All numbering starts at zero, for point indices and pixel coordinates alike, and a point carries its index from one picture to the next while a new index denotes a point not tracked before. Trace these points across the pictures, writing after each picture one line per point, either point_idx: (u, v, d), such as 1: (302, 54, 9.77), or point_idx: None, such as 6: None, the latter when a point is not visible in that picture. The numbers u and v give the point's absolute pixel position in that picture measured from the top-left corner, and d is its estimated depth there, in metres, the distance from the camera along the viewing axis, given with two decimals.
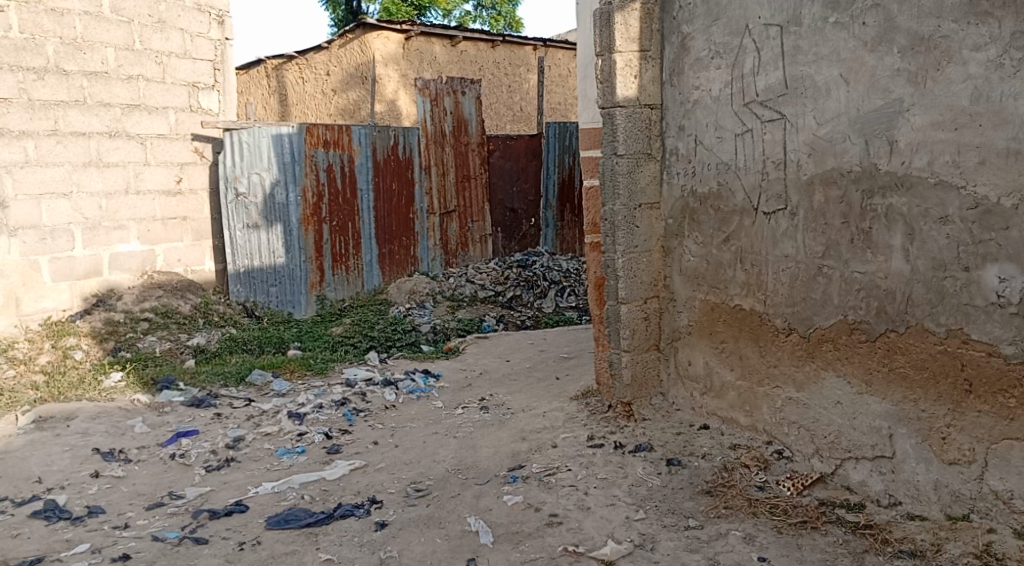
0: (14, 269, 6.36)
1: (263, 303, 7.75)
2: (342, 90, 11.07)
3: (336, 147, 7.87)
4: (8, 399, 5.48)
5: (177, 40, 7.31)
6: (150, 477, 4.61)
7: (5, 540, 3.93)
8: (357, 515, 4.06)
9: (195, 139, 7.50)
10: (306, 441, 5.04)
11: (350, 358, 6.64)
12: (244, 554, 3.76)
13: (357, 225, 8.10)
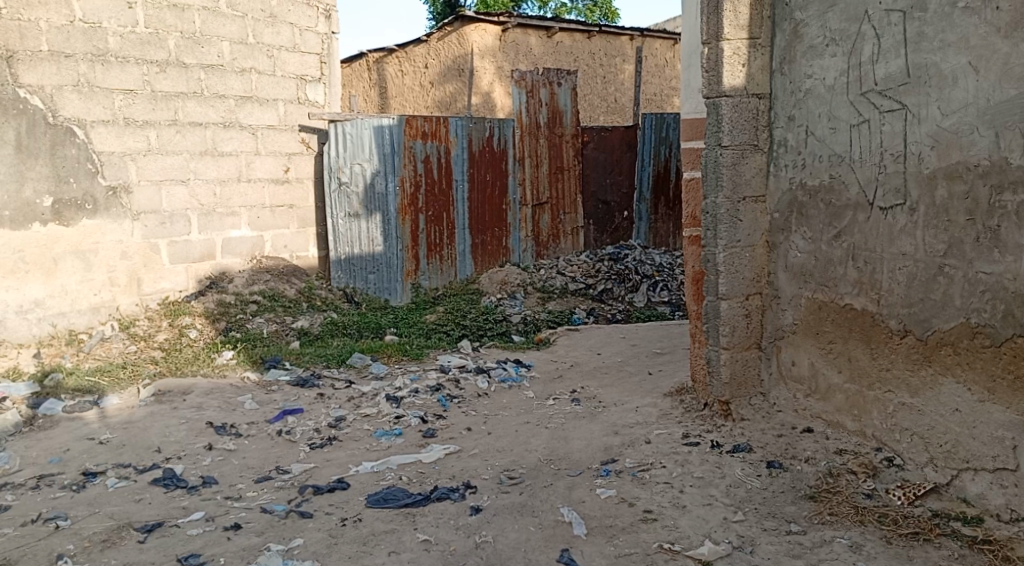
0: (137, 250, 6.68)
1: (361, 290, 7.92)
2: (439, 82, 11.20)
3: (434, 138, 7.95)
4: (130, 372, 5.78)
5: (287, 33, 7.48)
6: (259, 451, 4.79)
7: (128, 503, 4.14)
8: (452, 498, 4.11)
9: (303, 130, 7.72)
10: (403, 424, 5.13)
11: (443, 345, 6.71)
12: (346, 530, 3.86)
13: (452, 215, 8.18)
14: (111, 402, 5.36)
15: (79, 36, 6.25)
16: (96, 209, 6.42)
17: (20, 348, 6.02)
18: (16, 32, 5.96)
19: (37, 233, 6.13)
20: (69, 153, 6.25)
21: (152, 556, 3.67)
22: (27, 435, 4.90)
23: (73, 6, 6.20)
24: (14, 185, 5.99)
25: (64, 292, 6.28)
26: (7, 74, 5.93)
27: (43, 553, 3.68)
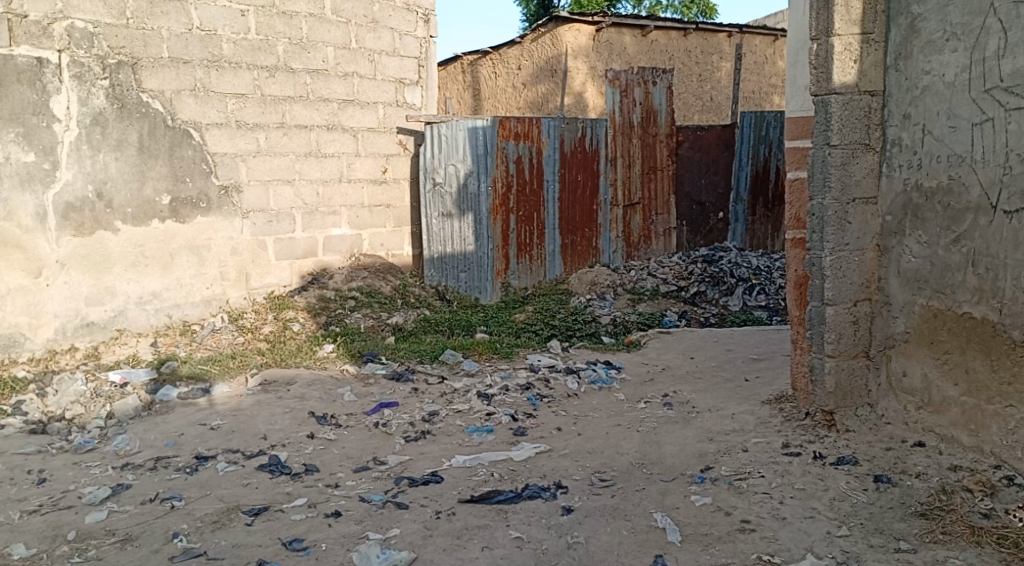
0: (245, 246, 6.92)
1: (453, 288, 8.06)
2: (532, 83, 11.23)
3: (527, 139, 7.98)
4: (238, 363, 6.00)
5: (388, 38, 7.62)
6: (357, 442, 4.91)
7: (237, 487, 4.31)
8: (544, 497, 4.13)
9: (400, 132, 7.86)
10: (494, 422, 5.16)
11: (533, 345, 6.74)
12: (440, 523, 3.92)
13: (543, 215, 8.19)
14: (221, 390, 5.58)
15: (196, 43, 6.48)
16: (209, 207, 6.68)
17: (138, 337, 6.32)
18: (141, 40, 6.23)
19: (156, 230, 6.43)
20: (186, 154, 6.51)
21: (259, 538, 3.81)
22: (146, 418, 5.15)
23: (192, 15, 6.45)
24: (136, 184, 6.29)
25: (179, 285, 6.57)
26: (132, 80, 6.22)
27: (160, 531, 3.86)
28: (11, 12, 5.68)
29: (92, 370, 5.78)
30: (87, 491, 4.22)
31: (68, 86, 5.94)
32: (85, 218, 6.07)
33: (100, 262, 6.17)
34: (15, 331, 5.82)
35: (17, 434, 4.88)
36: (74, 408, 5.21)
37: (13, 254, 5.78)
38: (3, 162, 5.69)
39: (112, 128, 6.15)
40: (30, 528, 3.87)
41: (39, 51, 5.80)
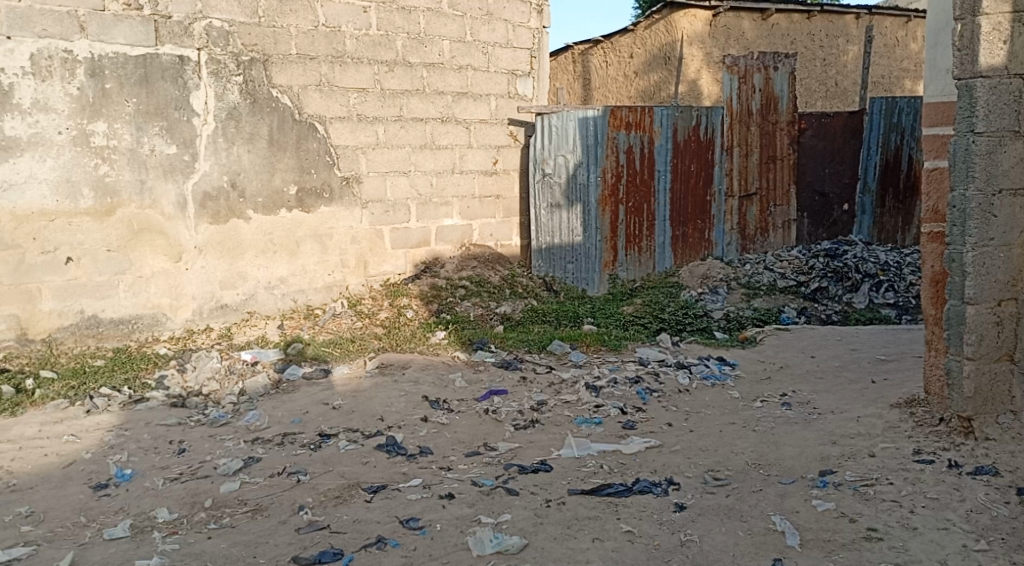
0: (364, 235, 7.15)
1: (560, 278, 8.07)
2: (645, 72, 11.14)
3: (638, 129, 7.96)
4: (357, 346, 6.25)
5: (502, 30, 7.69)
6: (469, 427, 5.03)
7: (357, 465, 4.50)
8: (655, 492, 4.16)
9: (511, 123, 7.92)
10: (602, 414, 5.19)
11: (642, 338, 6.73)
12: (551, 511, 3.99)
13: (653, 206, 8.15)
14: (341, 372, 5.83)
15: (322, 39, 6.72)
16: (332, 197, 6.94)
17: (267, 319, 6.66)
18: (272, 38, 6.50)
19: (284, 219, 6.74)
20: (311, 147, 6.78)
21: (377, 515, 3.96)
22: (274, 396, 5.43)
23: (318, 12, 6.68)
24: (266, 175, 6.60)
25: (304, 271, 6.87)
26: (263, 76, 6.50)
27: (287, 503, 4.08)
28: (157, 14, 6.03)
29: (226, 349, 6.13)
30: (222, 462, 4.49)
31: (206, 83, 6.26)
32: (220, 207, 6.41)
33: (234, 248, 6.52)
34: (158, 312, 6.22)
35: (160, 406, 5.23)
36: (210, 384, 5.55)
37: (156, 240, 6.17)
38: (149, 155, 6.07)
39: (245, 123, 6.46)
40: (171, 494, 4.15)
41: (181, 50, 6.14)
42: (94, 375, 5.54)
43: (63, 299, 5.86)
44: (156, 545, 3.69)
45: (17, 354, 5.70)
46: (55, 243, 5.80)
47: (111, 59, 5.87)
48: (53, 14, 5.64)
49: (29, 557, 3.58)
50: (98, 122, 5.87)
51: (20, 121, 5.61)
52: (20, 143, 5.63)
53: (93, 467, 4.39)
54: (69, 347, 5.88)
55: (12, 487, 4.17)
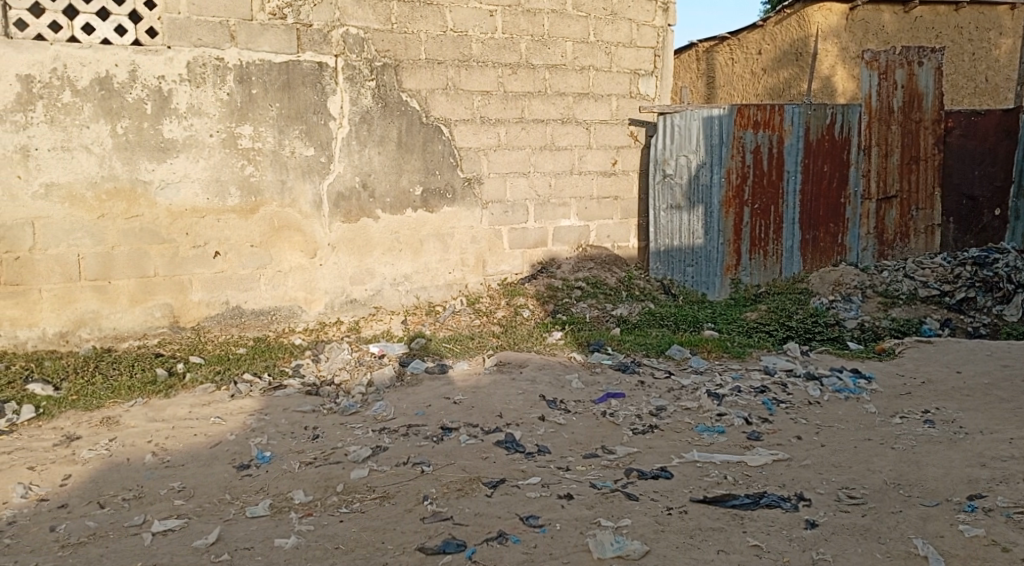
0: (484, 235, 7.24)
1: (679, 282, 7.97)
2: (774, 69, 10.94)
3: (767, 128, 7.85)
4: (476, 344, 6.41)
5: (626, 29, 7.55)
6: (586, 429, 5.07)
7: (477, 459, 4.61)
8: (785, 507, 4.12)
9: (632, 123, 7.77)
10: (726, 423, 5.17)
11: (767, 346, 6.61)
12: (672, 519, 4.01)
13: (780, 209, 8.01)
14: (461, 369, 5.99)
15: (449, 44, 6.85)
16: (455, 198, 7.06)
17: (392, 314, 6.90)
18: (403, 44, 6.68)
19: (410, 218, 6.92)
20: (437, 148, 6.92)
21: (498, 510, 4.07)
22: (399, 389, 5.65)
23: (447, 17, 6.82)
24: (394, 175, 6.79)
25: (427, 269, 7.04)
26: (394, 81, 6.69)
27: (412, 492, 4.23)
28: (299, 22, 6.32)
29: (355, 343, 6.43)
30: (351, 450, 4.70)
31: (342, 88, 6.51)
32: (353, 206, 6.67)
33: (363, 246, 6.76)
34: (294, 305, 6.56)
35: (296, 394, 5.53)
36: (341, 374, 5.85)
37: (295, 237, 6.50)
38: (290, 156, 6.40)
39: (377, 126, 6.67)
40: (306, 477, 4.38)
41: (321, 57, 6.42)
42: (237, 362, 5.91)
43: (211, 289, 6.27)
44: (293, 526, 3.92)
45: (170, 340, 6.13)
46: (205, 238, 6.21)
47: (257, 66, 6.21)
48: (208, 24, 6.03)
49: (181, 529, 3.87)
50: (245, 125, 6.23)
51: (177, 124, 6.02)
52: (177, 145, 6.04)
53: (236, 448, 4.70)
54: (215, 335, 6.28)
55: (167, 463, 4.50)
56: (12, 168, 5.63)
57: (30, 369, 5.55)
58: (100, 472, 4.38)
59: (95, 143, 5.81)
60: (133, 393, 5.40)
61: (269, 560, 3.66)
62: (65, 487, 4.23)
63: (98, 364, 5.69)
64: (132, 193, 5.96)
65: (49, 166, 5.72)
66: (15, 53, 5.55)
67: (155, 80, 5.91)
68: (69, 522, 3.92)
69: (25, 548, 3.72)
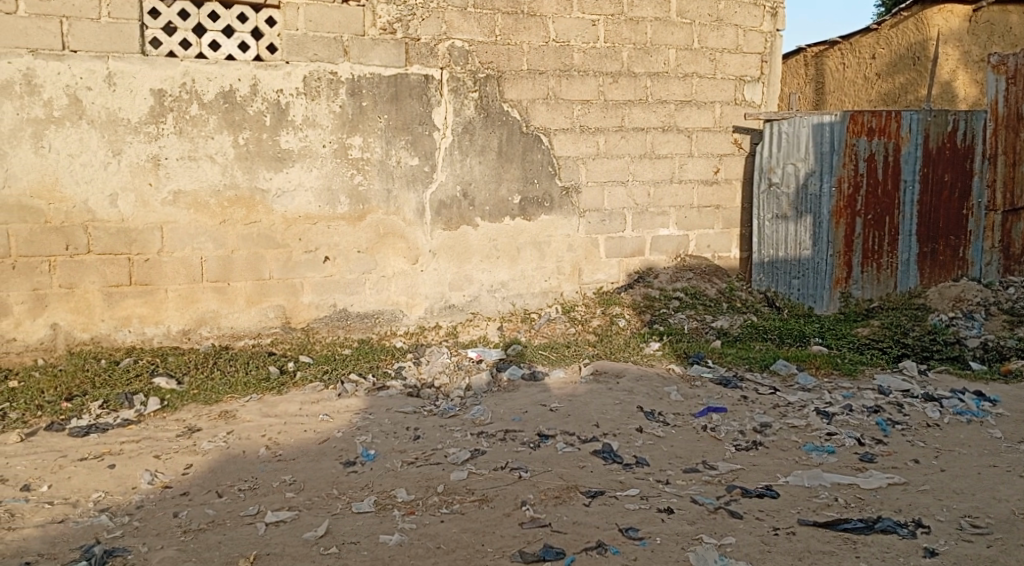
0: (581, 243, 7.29)
1: (783, 295, 7.78)
2: (890, 73, 10.69)
3: (882, 135, 7.66)
4: (572, 352, 6.50)
5: (731, 35, 7.49)
6: (687, 442, 5.10)
7: (575, 468, 4.70)
8: (901, 534, 4.06)
9: (736, 130, 7.67)
10: (836, 443, 5.10)
11: (880, 364, 6.47)
12: (780, 540, 4.01)
13: (896, 220, 7.80)
14: (557, 376, 6.10)
15: (551, 54, 6.96)
16: (552, 207, 7.15)
17: (488, 321, 7.04)
18: (506, 55, 6.83)
19: (508, 226, 7.05)
20: (536, 157, 7.03)
21: (597, 520, 4.16)
22: (496, 394, 5.80)
23: (550, 27, 6.93)
24: (494, 184, 6.93)
25: (523, 276, 7.15)
26: (497, 91, 6.84)
27: (511, 497, 4.36)
28: (408, 37, 6.56)
29: (454, 347, 6.62)
30: (451, 452, 4.87)
31: (447, 99, 6.71)
32: (453, 214, 6.85)
33: (462, 252, 6.93)
34: (396, 308, 6.79)
35: (398, 395, 5.74)
36: (441, 378, 6.04)
37: (398, 243, 6.73)
38: (395, 166, 6.63)
39: (478, 136, 6.83)
40: (408, 477, 4.56)
41: (427, 69, 6.63)
42: (343, 362, 6.18)
43: (320, 293, 6.56)
44: (396, 523, 4.10)
45: (281, 340, 6.46)
46: (316, 243, 6.51)
47: (368, 79, 6.48)
48: (324, 40, 6.33)
49: (293, 521, 4.09)
50: (356, 136, 6.50)
51: (293, 135, 6.34)
52: (293, 155, 6.36)
53: (343, 445, 4.93)
54: (322, 336, 6.58)
55: (279, 456, 4.77)
56: (144, 176, 6.03)
57: (155, 363, 5.93)
58: (218, 464, 4.66)
59: (218, 153, 6.17)
60: (248, 389, 5.71)
61: (375, 554, 3.83)
62: (187, 476, 4.52)
63: (216, 361, 6.03)
64: (251, 200, 6.30)
65: (177, 174, 6.10)
66: (150, 68, 5.95)
67: (274, 94, 6.24)
68: (191, 509, 4.18)
69: (152, 530, 3.99)
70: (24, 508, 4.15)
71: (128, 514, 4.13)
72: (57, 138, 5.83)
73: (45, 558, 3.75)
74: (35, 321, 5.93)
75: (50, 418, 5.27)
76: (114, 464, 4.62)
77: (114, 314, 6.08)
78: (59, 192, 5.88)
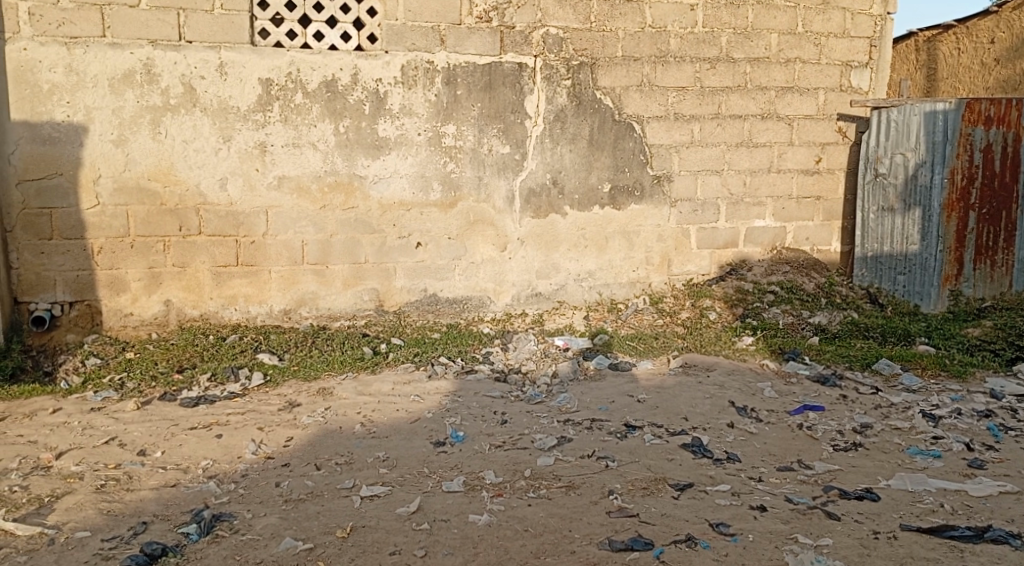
0: (671, 234, 7.25)
1: (888, 291, 7.52)
2: (1010, 59, 10.16)
3: (1000, 124, 7.24)
4: (661, 343, 6.53)
5: (838, 19, 7.27)
6: (780, 440, 5.08)
7: (663, 460, 4.75)
8: (1012, 544, 3.97)
9: (840, 118, 7.45)
10: (942, 447, 5.01)
11: (993, 366, 6.28)
12: (880, 544, 3.98)
13: (1013, 214, 7.35)
14: (645, 367, 6.15)
15: (647, 40, 6.93)
16: (643, 196, 7.13)
17: (574, 309, 7.12)
18: (600, 42, 6.83)
19: (597, 215, 7.07)
20: (628, 146, 7.02)
21: (686, 513, 4.20)
22: (582, 382, 5.88)
23: (646, 13, 6.89)
24: (584, 173, 6.97)
25: (610, 266, 7.18)
26: (590, 79, 6.86)
27: (597, 486, 4.44)
28: (503, 25, 6.65)
29: (541, 335, 6.72)
30: (538, 437, 4.98)
31: (540, 87, 6.77)
32: (542, 202, 6.93)
33: (550, 240, 7.01)
34: (483, 295, 6.94)
35: (485, 379, 5.89)
36: (527, 364, 6.17)
37: (487, 230, 6.86)
38: (487, 154, 6.75)
39: (570, 123, 6.88)
40: (496, 459, 4.70)
41: (521, 57, 6.71)
42: (433, 345, 6.36)
43: (412, 277, 6.75)
44: (485, 504, 4.23)
45: (374, 322, 6.68)
46: (409, 229, 6.69)
47: (463, 68, 6.61)
48: (422, 29, 6.49)
49: (386, 496, 4.27)
50: (449, 124, 6.65)
51: (390, 123, 6.53)
52: (389, 143, 6.55)
53: (433, 426, 5.09)
54: (413, 319, 6.78)
55: (373, 433, 4.96)
56: (252, 162, 6.31)
57: (259, 340, 6.22)
58: (317, 438, 4.88)
59: (320, 140, 6.41)
60: (344, 367, 5.95)
61: (464, 532, 3.97)
62: (289, 448, 4.75)
63: (314, 340, 6.28)
64: (349, 186, 6.52)
65: (282, 160, 6.36)
66: (259, 58, 6.21)
67: (373, 83, 6.43)
68: (291, 480, 4.41)
69: (256, 498, 4.22)
70: (141, 471, 4.44)
71: (234, 482, 4.38)
72: (173, 125, 6.14)
73: (160, 519, 4.01)
74: (150, 297, 6.28)
75: (163, 388, 5.61)
76: (221, 434, 4.89)
77: (222, 293, 6.39)
78: (173, 176, 6.19)
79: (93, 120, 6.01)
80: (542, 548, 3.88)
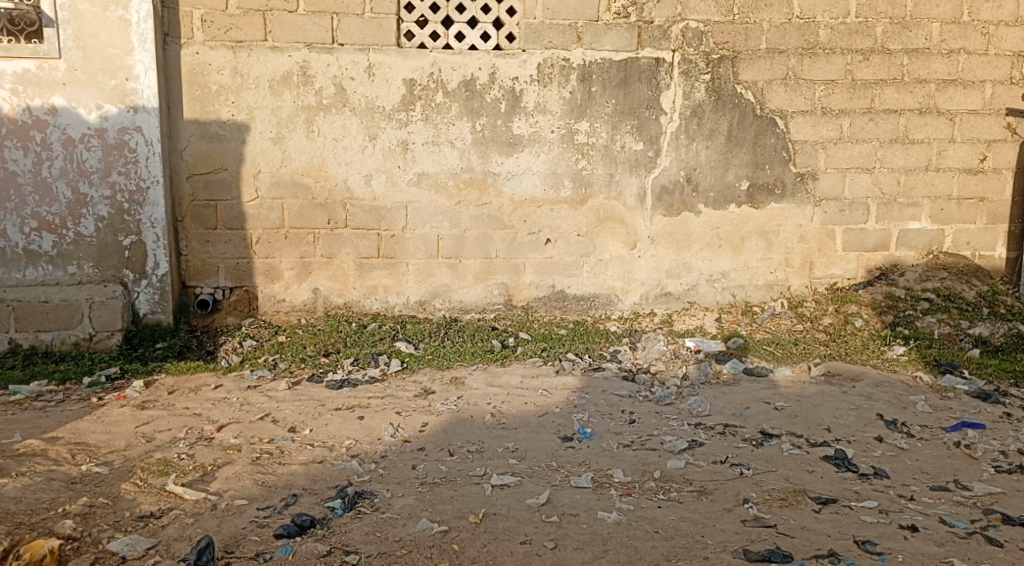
0: (813, 234, 7.12)
1: None
2: None
3: None
4: (803, 350, 6.47)
5: (1010, 6, 6.91)
6: (934, 458, 4.97)
7: (804, 472, 4.73)
8: None
9: (1010, 113, 7.03)
10: None
11: None
12: None
13: None
14: (784, 374, 6.13)
15: (794, 32, 6.82)
16: (784, 194, 7.03)
17: (705, 310, 7.13)
18: (743, 34, 6.79)
19: (733, 213, 7.04)
20: (769, 142, 6.94)
21: (828, 529, 4.19)
22: (714, 385, 5.91)
23: (793, 4, 6.79)
24: (721, 169, 6.95)
25: (746, 267, 7.13)
26: (730, 73, 6.82)
27: (731, 493, 4.49)
28: (641, 20, 6.71)
29: (671, 335, 6.77)
30: (668, 439, 5.05)
31: (677, 82, 6.79)
32: (675, 201, 6.96)
33: (683, 239, 7.03)
34: (612, 293, 7.04)
35: (614, 376, 6.02)
36: (657, 364, 6.26)
37: (618, 228, 6.95)
38: (620, 150, 6.84)
39: (707, 119, 6.87)
40: (624, 458, 4.81)
41: (658, 53, 6.75)
42: (560, 342, 6.53)
43: (541, 273, 6.93)
44: (614, 502, 4.35)
45: (503, 316, 6.90)
46: (540, 225, 6.87)
47: (599, 64, 6.71)
48: (559, 27, 6.63)
49: (516, 486, 4.46)
50: (583, 122, 6.77)
51: (525, 121, 6.71)
52: (523, 140, 6.73)
53: (561, 421, 5.25)
54: (541, 315, 6.96)
55: (503, 424, 5.16)
56: (394, 159, 6.63)
57: (397, 328, 6.56)
58: (449, 425, 5.13)
59: (457, 138, 6.66)
60: (475, 358, 6.19)
61: (594, 528, 4.11)
62: (424, 433, 5.01)
63: (447, 331, 6.56)
64: (483, 182, 6.75)
65: (422, 157, 6.65)
66: (404, 60, 6.51)
67: (510, 81, 6.62)
68: (426, 463, 4.66)
69: (394, 479, 4.49)
70: (291, 447, 4.80)
71: (374, 462, 4.67)
72: (325, 124, 6.52)
73: (308, 492, 4.34)
74: (301, 285, 6.70)
75: (311, 370, 6.01)
76: (363, 417, 5.21)
77: (364, 282, 6.75)
78: (324, 172, 6.58)
79: (255, 119, 6.45)
80: (674, 551, 3.97)
